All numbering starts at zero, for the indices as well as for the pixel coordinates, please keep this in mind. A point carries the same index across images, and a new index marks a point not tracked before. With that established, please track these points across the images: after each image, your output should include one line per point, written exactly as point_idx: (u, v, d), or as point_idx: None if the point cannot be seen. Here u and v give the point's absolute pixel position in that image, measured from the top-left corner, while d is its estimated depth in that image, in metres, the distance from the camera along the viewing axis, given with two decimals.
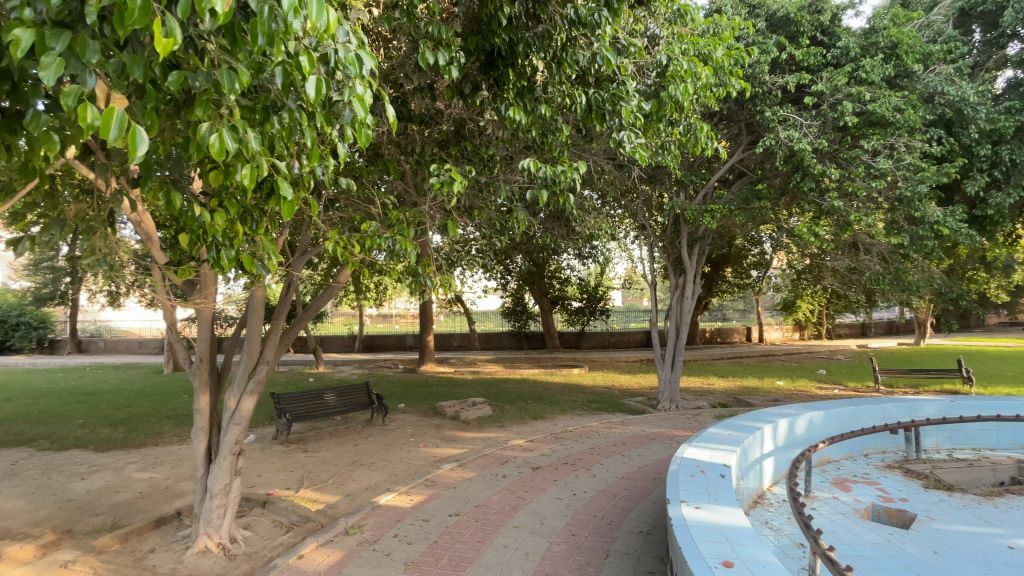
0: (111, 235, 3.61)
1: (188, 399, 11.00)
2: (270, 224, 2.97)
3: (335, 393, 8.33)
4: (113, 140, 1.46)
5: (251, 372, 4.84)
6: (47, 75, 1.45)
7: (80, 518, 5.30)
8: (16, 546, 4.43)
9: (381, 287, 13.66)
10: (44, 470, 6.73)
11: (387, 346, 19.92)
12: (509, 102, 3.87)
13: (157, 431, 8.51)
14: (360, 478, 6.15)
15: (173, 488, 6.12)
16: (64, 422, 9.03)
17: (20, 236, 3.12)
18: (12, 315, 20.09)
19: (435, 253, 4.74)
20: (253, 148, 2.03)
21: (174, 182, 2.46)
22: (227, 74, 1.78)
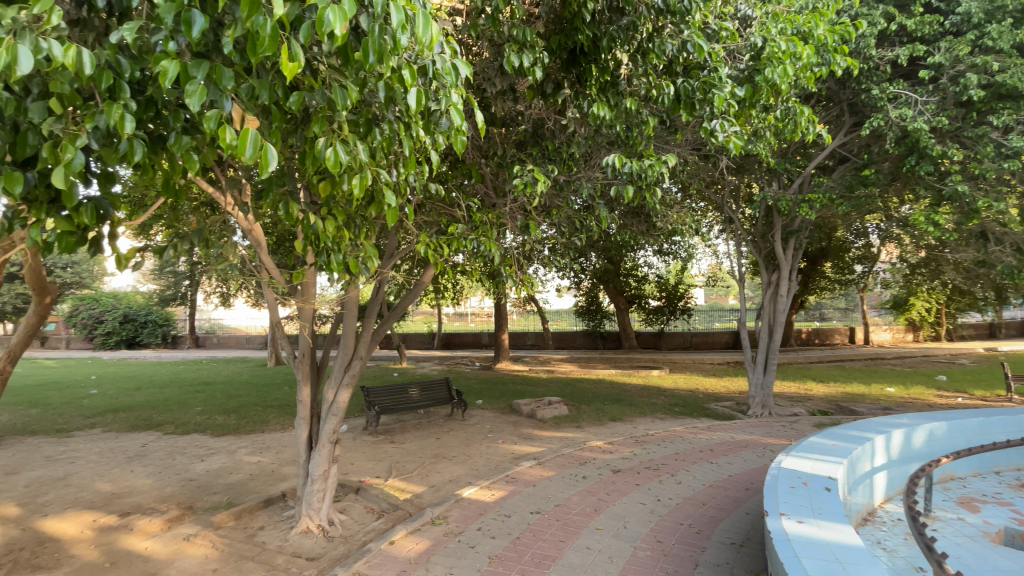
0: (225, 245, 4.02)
1: (288, 391, 12.02)
2: (369, 229, 3.17)
3: (418, 388, 8.72)
4: (249, 158, 1.63)
5: (346, 366, 5.19)
6: (193, 102, 1.62)
7: (202, 495, 5.98)
8: (148, 519, 5.10)
9: (459, 287, 14.07)
10: (171, 452, 7.67)
11: (463, 344, 20.49)
12: (592, 98, 3.84)
13: (263, 420, 9.39)
14: (443, 471, 6.38)
15: (277, 472, 6.72)
16: (186, 409, 10.23)
17: (157, 246, 3.63)
18: (143, 315, 23.06)
19: (514, 253, 4.79)
20: (361, 159, 2.19)
21: (290, 193, 2.71)
22: (340, 92, 1.92)
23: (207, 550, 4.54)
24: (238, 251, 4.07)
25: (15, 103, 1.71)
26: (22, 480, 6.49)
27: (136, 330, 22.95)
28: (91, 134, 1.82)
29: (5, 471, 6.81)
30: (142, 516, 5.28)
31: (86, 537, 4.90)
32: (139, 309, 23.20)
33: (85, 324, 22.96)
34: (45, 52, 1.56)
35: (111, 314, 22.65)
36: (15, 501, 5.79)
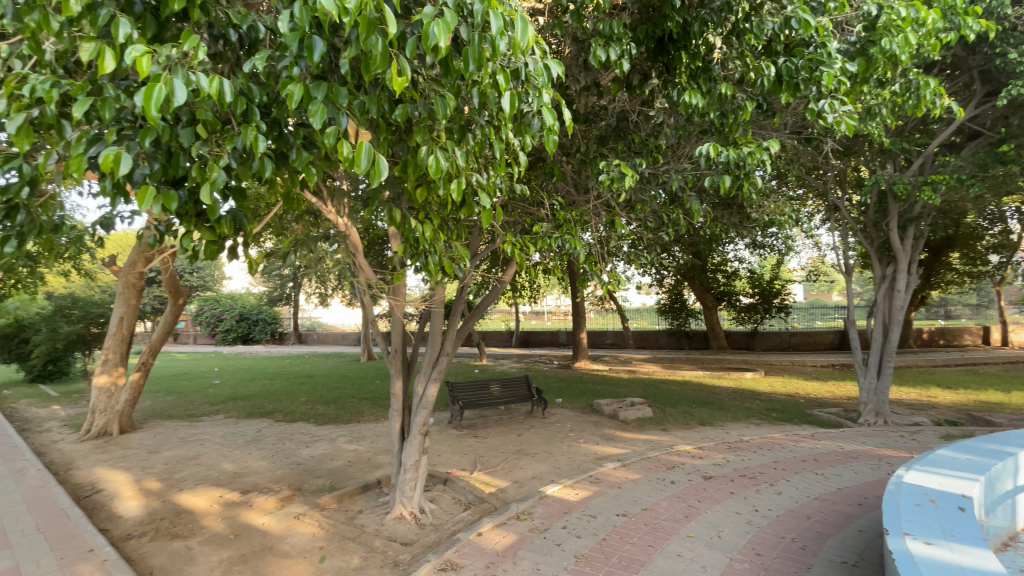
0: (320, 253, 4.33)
1: (379, 385, 12.79)
2: (460, 231, 3.29)
3: (499, 384, 8.89)
4: (365, 169, 1.77)
5: (434, 362, 5.42)
6: (316, 120, 1.78)
7: (308, 478, 6.55)
8: (264, 498, 5.68)
9: (536, 286, 14.16)
10: (281, 438, 8.47)
11: (541, 342, 20.58)
12: (682, 86, 3.70)
13: (358, 411, 10.08)
14: (526, 468, 6.47)
15: (372, 459, 7.18)
16: (292, 400, 11.24)
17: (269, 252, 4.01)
18: (255, 314, 25.72)
19: (599, 251, 4.70)
20: (459, 165, 2.28)
21: (391, 200, 2.89)
22: (441, 101, 2.02)
23: (315, 529, 4.96)
24: (336, 257, 4.39)
25: (170, 130, 1.95)
26: (164, 457, 7.51)
27: (250, 327, 25.65)
28: (229, 154, 2.05)
29: (151, 448, 7.92)
30: (258, 495, 5.89)
31: (215, 510, 5.56)
32: (252, 309, 26.00)
33: (209, 321, 26.13)
34: (195, 84, 1.76)
35: (229, 313, 25.55)
36: (159, 475, 6.72)
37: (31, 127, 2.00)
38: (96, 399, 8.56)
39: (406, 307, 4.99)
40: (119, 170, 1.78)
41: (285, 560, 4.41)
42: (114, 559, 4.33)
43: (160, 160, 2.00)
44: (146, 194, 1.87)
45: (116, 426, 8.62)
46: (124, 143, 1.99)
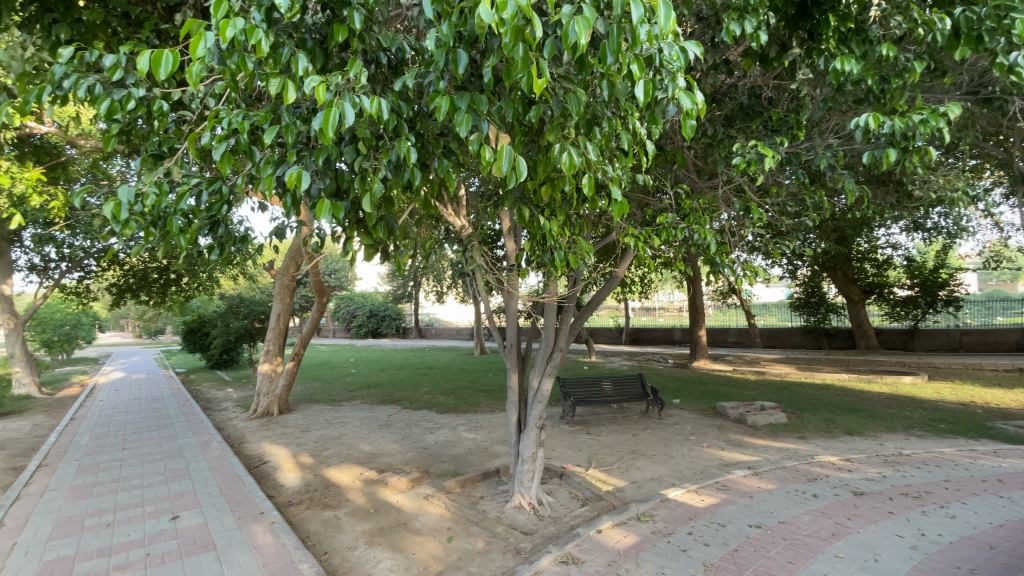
0: (439, 255, 4.61)
1: (493, 378, 13.32)
2: (582, 225, 3.32)
3: (612, 382, 8.76)
4: (507, 170, 1.86)
5: (548, 358, 5.48)
6: (462, 129, 1.89)
7: (433, 462, 7.05)
8: (398, 479, 6.24)
9: (647, 280, 13.72)
10: (409, 424, 9.21)
11: (654, 339, 19.91)
12: (829, 53, 3.32)
13: (475, 402, 10.60)
14: (644, 468, 6.29)
15: (490, 449, 7.51)
16: (416, 389, 12.16)
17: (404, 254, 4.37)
18: (382, 311, 28.35)
19: (729, 238, 4.39)
20: (591, 159, 2.28)
21: (519, 199, 2.99)
22: (574, 99, 2.05)
23: (442, 511, 5.33)
24: (450, 257, 4.61)
25: (337, 149, 2.21)
26: (313, 436, 8.58)
27: (378, 322, 28.41)
28: (386, 166, 2.27)
29: (303, 428, 9.10)
30: (391, 475, 6.48)
31: (356, 486, 6.23)
32: (379, 305, 28.84)
33: (346, 317, 29.44)
34: (359, 105, 1.97)
35: (361, 309, 28.57)
36: (310, 452, 7.70)
37: (231, 154, 2.39)
38: (261, 383, 10.03)
39: (520, 303, 5.09)
40: (301, 187, 2.06)
41: (417, 537, 4.78)
42: (279, 522, 5.07)
43: (328, 176, 2.29)
44: (321, 207, 2.14)
45: (276, 407, 10.04)
46: (302, 164, 2.30)
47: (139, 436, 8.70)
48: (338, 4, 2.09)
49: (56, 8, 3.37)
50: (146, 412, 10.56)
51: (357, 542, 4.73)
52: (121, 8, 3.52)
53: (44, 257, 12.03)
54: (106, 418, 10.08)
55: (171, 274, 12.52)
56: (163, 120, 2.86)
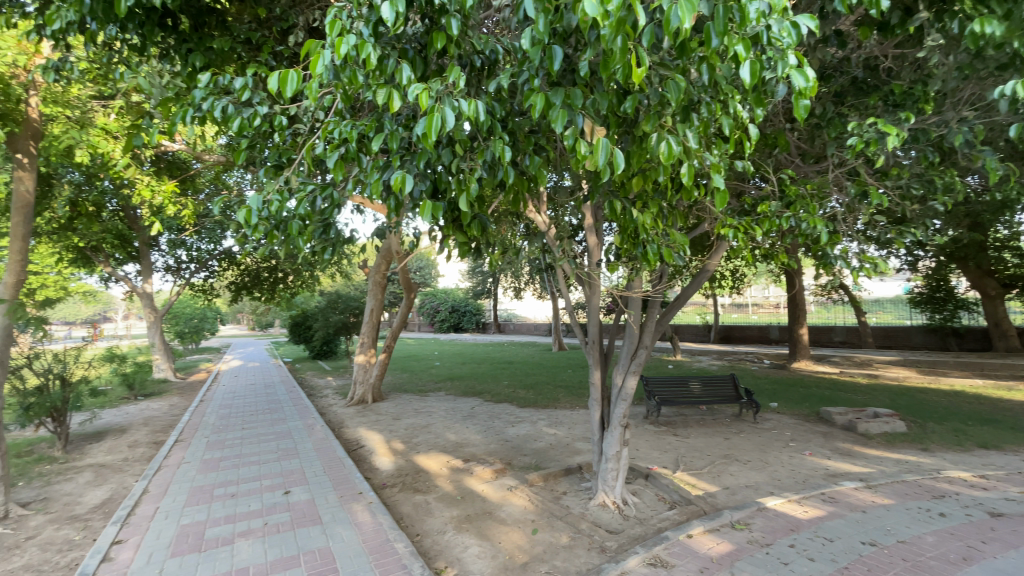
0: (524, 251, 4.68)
1: (574, 374, 13.29)
2: (675, 216, 3.21)
3: (701, 382, 8.37)
4: (603, 163, 1.84)
5: (633, 355, 5.33)
6: (558, 125, 1.89)
7: (516, 454, 7.17)
8: (483, 469, 6.44)
9: (738, 275, 12.95)
10: (492, 416, 9.45)
11: (746, 338, 18.75)
12: (966, 14, 2.91)
13: (555, 397, 10.64)
14: (737, 474, 5.94)
15: (572, 445, 7.49)
16: (498, 383, 12.43)
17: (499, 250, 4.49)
18: (463, 306, 29.39)
19: (841, 227, 4.03)
20: (692, 147, 2.19)
21: (613, 192, 2.92)
22: (674, 87, 1.99)
23: (527, 504, 5.42)
24: (534, 251, 4.67)
25: (436, 152, 2.31)
26: (403, 424, 9.09)
27: (460, 317, 29.54)
28: (481, 166, 2.33)
29: (394, 416, 9.67)
30: (476, 465, 6.69)
31: (444, 473, 6.51)
32: (460, 301, 30.01)
33: (429, 312, 30.90)
34: (458, 107, 2.04)
35: (444, 305, 29.82)
36: (401, 438, 8.17)
37: (342, 161, 2.59)
38: (356, 372, 10.80)
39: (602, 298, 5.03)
40: (405, 189, 2.19)
41: (503, 526, 4.90)
42: (375, 503, 5.44)
43: (428, 179, 2.41)
44: (423, 207, 2.25)
45: (370, 395, 10.76)
46: (404, 167, 2.44)
47: (255, 418, 9.75)
48: (437, 13, 2.18)
49: (191, 39, 3.67)
50: (260, 396, 11.81)
51: (446, 527, 4.95)
52: (244, 35, 3.86)
53: (177, 259, 13.82)
54: (228, 401, 11.39)
55: (279, 273, 13.85)
56: (282, 133, 3.17)
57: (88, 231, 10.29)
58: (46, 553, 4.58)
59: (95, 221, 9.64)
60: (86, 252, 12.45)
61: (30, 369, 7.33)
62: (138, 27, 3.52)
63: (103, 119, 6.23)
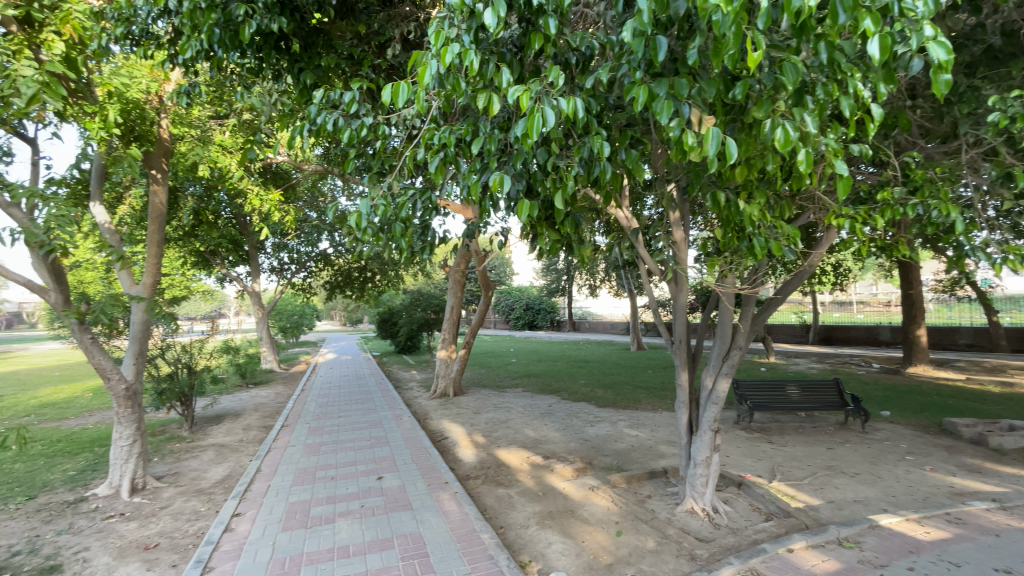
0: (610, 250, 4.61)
1: (655, 374, 12.87)
2: (785, 207, 3.04)
3: (800, 387, 7.77)
4: (714, 153, 1.79)
5: (725, 356, 5.03)
6: (664, 116, 1.86)
7: (597, 454, 7.09)
8: (564, 467, 6.44)
9: (840, 270, 11.86)
10: (571, 414, 9.41)
11: (850, 339, 17.12)
12: None
13: (636, 398, 10.38)
14: (843, 488, 5.44)
15: (655, 448, 7.27)
16: (576, 382, 12.35)
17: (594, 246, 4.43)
18: (539, 304, 29.67)
19: (977, 214, 3.56)
20: (812, 131, 2.04)
21: (715, 184, 2.79)
22: (791, 69, 1.87)
23: (610, 504, 5.34)
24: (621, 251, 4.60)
25: (533, 151, 2.34)
26: (484, 418, 9.32)
27: (535, 315, 29.91)
28: (579, 162, 2.32)
29: (474, 410, 9.95)
30: (557, 462, 6.70)
31: (525, 469, 6.59)
32: (535, 300, 30.35)
33: (505, 310, 31.50)
34: (558, 105, 2.04)
35: (519, 302, 30.30)
36: (483, 432, 8.38)
37: (442, 166, 2.71)
38: (439, 366, 11.26)
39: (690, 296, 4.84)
40: (504, 189, 2.23)
41: (586, 526, 4.87)
42: (461, 493, 5.63)
43: (525, 178, 2.45)
44: (521, 206, 2.28)
45: (451, 389, 11.17)
46: (502, 168, 2.51)
47: (349, 407, 10.48)
48: (534, 14, 2.20)
49: (302, 59, 4.01)
50: (353, 387, 12.67)
51: (529, 522, 5.02)
52: (347, 51, 4.15)
53: (280, 261, 15.20)
54: (325, 391, 12.35)
55: (367, 273, 14.77)
56: (384, 142, 3.39)
57: (207, 237, 11.59)
58: (178, 521, 5.23)
59: (214, 227, 10.85)
60: (206, 256, 14.06)
61: (162, 358, 8.40)
62: (258, 52, 3.89)
63: (220, 137, 6.90)
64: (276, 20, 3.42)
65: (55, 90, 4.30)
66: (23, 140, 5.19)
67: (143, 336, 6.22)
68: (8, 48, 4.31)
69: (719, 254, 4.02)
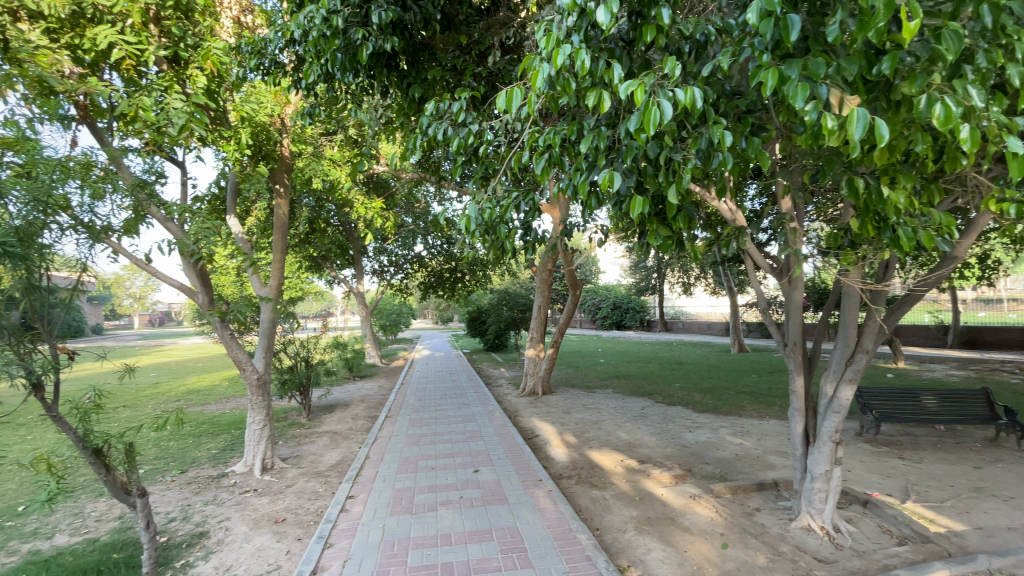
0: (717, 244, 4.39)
1: (758, 379, 12.00)
2: (933, 192, 2.73)
3: (937, 397, 6.81)
4: (861, 137, 1.70)
5: (848, 360, 4.50)
6: (799, 100, 1.78)
7: (697, 462, 6.76)
8: (661, 473, 6.22)
9: (987, 262, 10.24)
10: (665, 418, 9.07)
11: (1000, 343, 14.75)
12: None
13: (738, 404, 9.75)
14: (998, 514, 4.68)
15: (762, 458, 6.77)
16: (670, 384, 11.88)
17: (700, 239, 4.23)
18: (628, 303, 29.07)
19: None
20: (977, 103, 1.80)
21: (850, 168, 2.56)
22: (950, 37, 1.69)
23: (713, 514, 5.07)
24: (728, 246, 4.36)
25: (644, 146, 2.30)
26: (574, 418, 9.29)
27: (623, 314, 29.35)
28: (696, 154, 2.23)
29: (565, 409, 9.94)
30: (654, 467, 6.48)
31: (619, 472, 6.45)
32: (623, 298, 29.73)
33: (592, 309, 31.29)
34: (674, 97, 1.98)
35: (605, 302, 30.28)
36: (574, 432, 8.36)
37: (547, 166, 2.74)
38: (527, 364, 11.41)
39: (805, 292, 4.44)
40: (614, 187, 2.20)
41: (688, 535, 4.66)
42: (555, 492, 5.66)
43: (635, 174, 2.42)
44: (633, 203, 2.23)
45: (540, 387, 11.26)
46: (611, 165, 2.49)
47: (445, 402, 10.98)
48: (646, 5, 2.14)
49: (409, 74, 4.31)
50: (447, 383, 13.27)
51: (627, 526, 4.91)
52: (450, 63, 4.38)
53: (381, 264, 16.37)
54: (422, 385, 13.06)
55: (458, 273, 15.35)
56: (487, 147, 3.51)
57: (319, 243, 12.77)
58: (301, 499, 5.81)
59: (326, 234, 11.92)
60: (318, 261, 15.51)
61: (285, 352, 9.38)
62: (371, 71, 4.23)
63: (331, 152, 7.39)
64: (389, 40, 3.70)
65: (200, 119, 4.99)
66: (174, 164, 6.07)
67: (270, 333, 6.99)
68: (161, 84, 5.03)
69: (853, 249, 3.62)
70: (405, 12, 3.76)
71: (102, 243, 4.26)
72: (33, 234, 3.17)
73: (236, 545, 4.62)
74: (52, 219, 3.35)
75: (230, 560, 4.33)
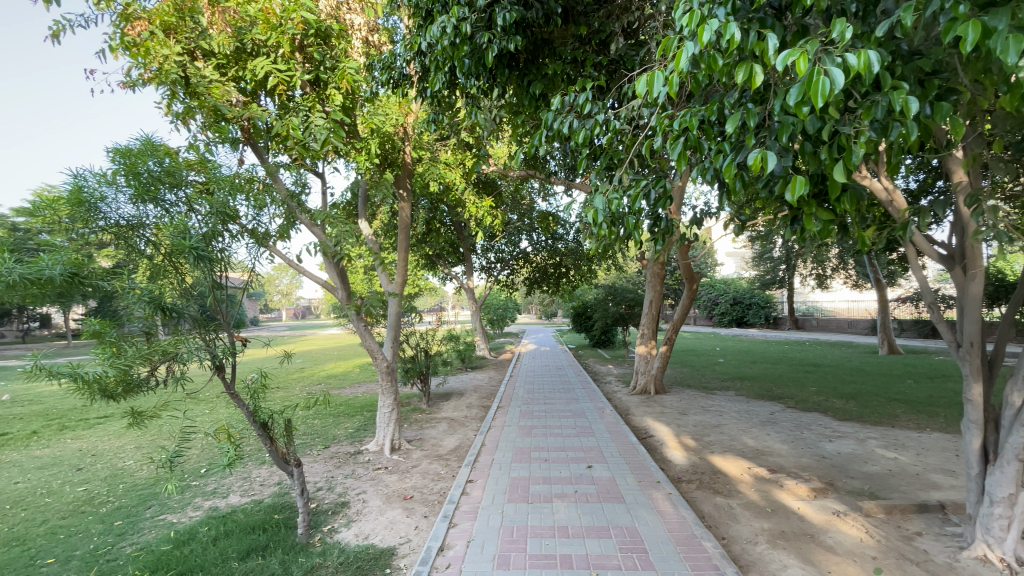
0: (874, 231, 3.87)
1: (914, 385, 10.34)
2: None
3: None
4: None
5: None
6: (1012, 54, 1.51)
7: (839, 475, 6.02)
8: (796, 484, 5.65)
9: None
10: (798, 425, 8.22)
11: None
12: None
13: (890, 413, 8.51)
14: None
15: (924, 476, 5.83)
16: (802, 387, 10.75)
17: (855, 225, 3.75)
18: (750, 297, 26.90)
19: None
20: None
21: None
22: None
23: (862, 534, 4.48)
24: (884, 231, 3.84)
25: (802, 121, 2.10)
26: (692, 419, 8.82)
27: (744, 310, 27.40)
28: (868, 128, 1.98)
29: (681, 410, 9.47)
30: (787, 478, 5.90)
31: (746, 480, 5.98)
32: (745, 292, 27.56)
33: (709, 304, 29.51)
34: (841, 64, 1.78)
35: (724, 297, 28.30)
36: (692, 434, 7.93)
37: (683, 152, 2.63)
38: (638, 362, 11.07)
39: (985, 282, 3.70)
40: (766, 167, 2.05)
41: (832, 555, 4.17)
42: (675, 495, 5.42)
43: (791, 152, 2.22)
44: (791, 183, 2.05)
45: (652, 386, 10.84)
46: (760, 145, 2.31)
47: (555, 395, 11.08)
48: None
49: (528, 71, 4.39)
50: (556, 377, 13.37)
51: (757, 538, 4.53)
52: (570, 55, 4.40)
53: (490, 260, 16.96)
54: (531, 378, 13.31)
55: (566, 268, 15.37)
56: (612, 138, 3.45)
57: (436, 242, 13.61)
58: (425, 480, 6.25)
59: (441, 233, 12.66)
60: (433, 260, 16.57)
61: (408, 343, 10.14)
62: (492, 74, 4.39)
63: (448, 155, 7.81)
64: (512, 39, 3.80)
65: (338, 133, 5.57)
66: (316, 176, 6.85)
67: (397, 326, 7.59)
68: (306, 104, 5.71)
69: None
70: (527, 11, 3.84)
71: (264, 246, 4.97)
72: (212, 239, 3.77)
73: (372, 517, 5.11)
74: (226, 227, 3.96)
75: (367, 530, 4.79)
